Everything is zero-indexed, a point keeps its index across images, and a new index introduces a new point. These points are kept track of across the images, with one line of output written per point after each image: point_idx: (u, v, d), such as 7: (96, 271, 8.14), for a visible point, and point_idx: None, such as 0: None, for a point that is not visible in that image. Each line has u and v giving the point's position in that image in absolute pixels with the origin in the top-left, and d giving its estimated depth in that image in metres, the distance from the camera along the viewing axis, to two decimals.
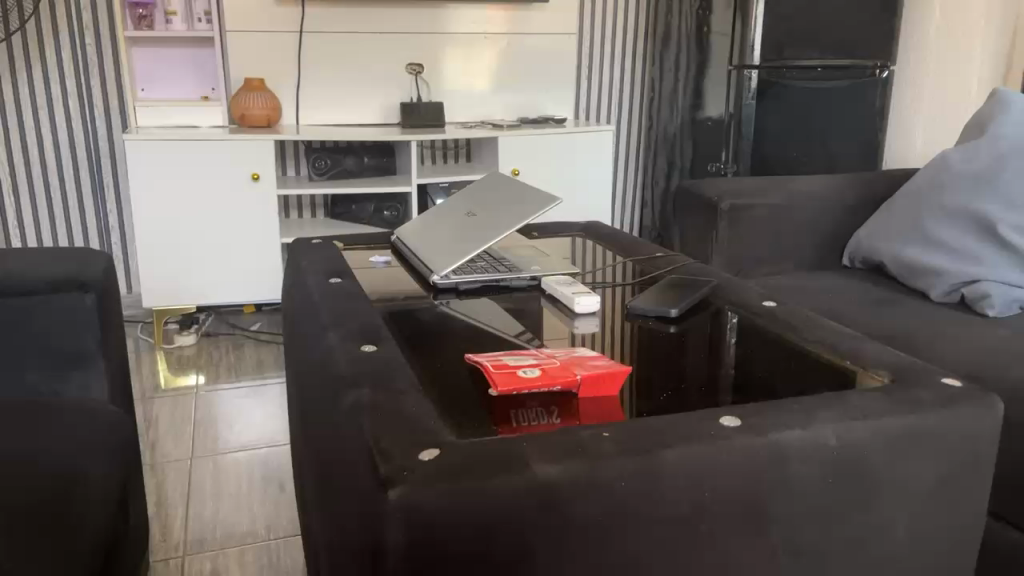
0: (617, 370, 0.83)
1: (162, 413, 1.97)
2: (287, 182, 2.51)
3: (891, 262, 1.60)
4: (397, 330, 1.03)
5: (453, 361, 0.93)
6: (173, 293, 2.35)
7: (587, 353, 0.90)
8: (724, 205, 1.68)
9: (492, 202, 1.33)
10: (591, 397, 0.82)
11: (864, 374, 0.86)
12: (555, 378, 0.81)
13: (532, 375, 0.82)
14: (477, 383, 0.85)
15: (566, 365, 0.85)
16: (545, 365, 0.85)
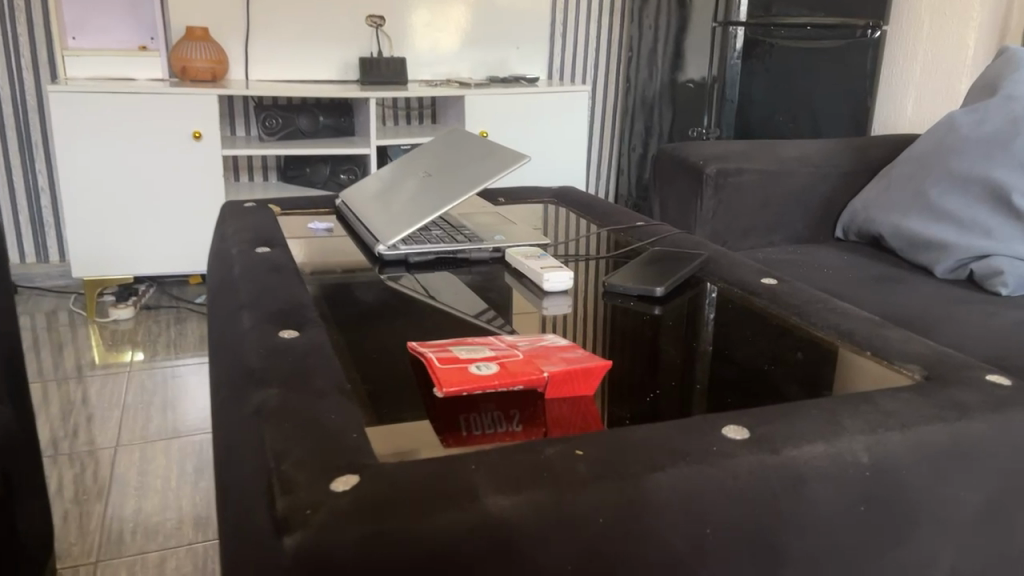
0: (593, 366, 0.67)
1: (89, 393, 1.78)
2: (235, 142, 2.31)
3: (890, 234, 1.45)
4: (330, 311, 0.87)
5: (394, 351, 0.77)
6: (108, 262, 2.16)
7: (557, 342, 0.74)
8: (710, 170, 1.52)
9: (452, 162, 1.16)
10: (560, 399, 0.66)
11: (888, 370, 0.71)
12: (516, 376, 0.65)
13: (487, 371, 0.66)
14: (419, 380, 0.69)
15: (530, 358, 0.68)
16: (504, 358, 0.69)
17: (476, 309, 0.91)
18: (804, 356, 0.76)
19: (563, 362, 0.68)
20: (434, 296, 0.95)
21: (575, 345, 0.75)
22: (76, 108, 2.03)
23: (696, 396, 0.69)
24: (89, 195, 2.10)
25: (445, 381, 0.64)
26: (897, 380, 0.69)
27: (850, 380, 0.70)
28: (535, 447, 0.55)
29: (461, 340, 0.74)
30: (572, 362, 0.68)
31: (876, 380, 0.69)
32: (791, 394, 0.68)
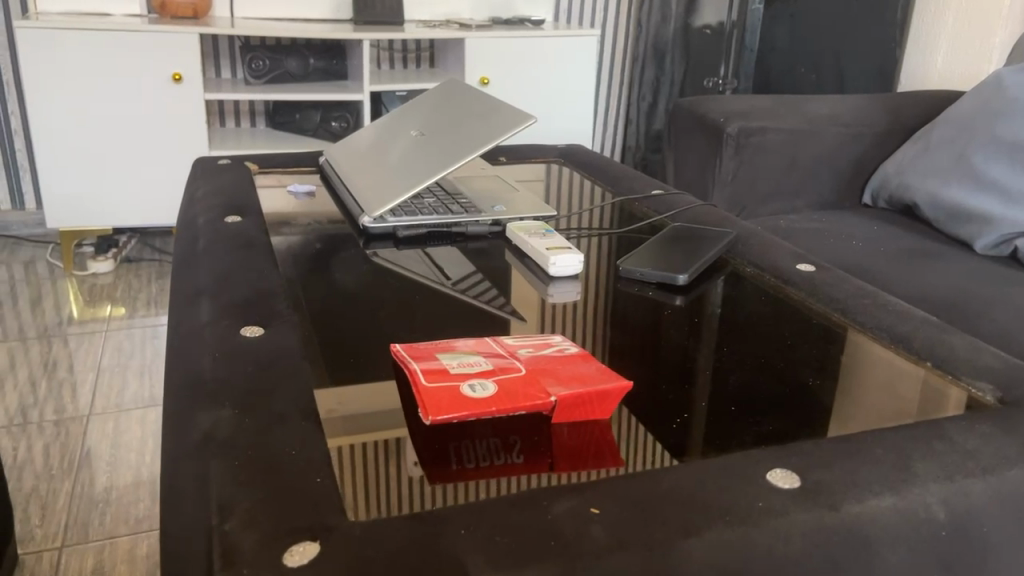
0: (611, 388, 0.57)
1: (63, 354, 1.68)
2: (220, 84, 2.16)
3: (926, 203, 1.34)
4: (306, 298, 0.76)
5: (375, 353, 0.66)
6: (84, 211, 2.05)
7: (564, 349, 0.63)
8: (731, 128, 1.40)
9: (449, 119, 1.03)
10: (568, 425, 0.56)
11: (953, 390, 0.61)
12: (518, 401, 0.54)
13: (483, 393, 0.55)
14: (400, 399, 0.58)
15: (534, 375, 0.58)
16: (502, 373, 0.58)
17: (471, 294, 0.80)
18: (853, 370, 0.65)
19: (574, 382, 0.57)
20: (424, 276, 0.84)
21: (585, 350, 0.64)
22: (46, 45, 1.89)
23: (729, 422, 0.58)
24: (63, 140, 1.97)
25: (431, 407, 0.53)
26: (966, 404, 0.59)
27: (910, 407, 0.59)
28: (541, 498, 0.45)
29: (450, 344, 0.63)
30: (585, 382, 0.57)
31: (941, 407, 0.59)
32: (843, 419, 0.58)
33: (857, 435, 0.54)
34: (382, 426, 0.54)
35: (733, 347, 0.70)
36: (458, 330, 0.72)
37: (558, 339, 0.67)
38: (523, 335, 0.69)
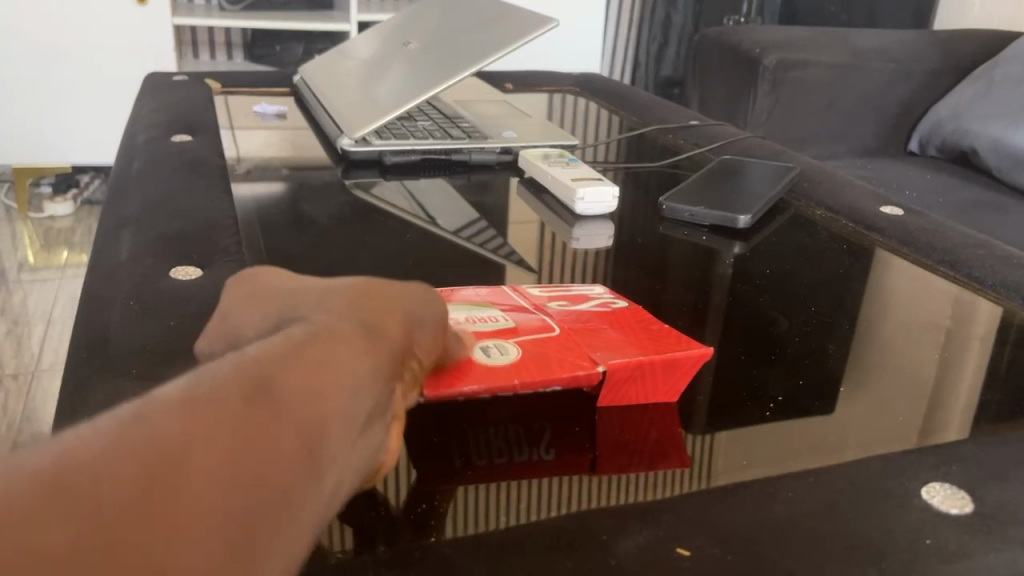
0: (687, 357, 0.40)
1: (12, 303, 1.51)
2: (192, 10, 1.96)
3: (987, 149, 1.18)
4: (264, 237, 0.60)
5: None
6: (40, 145, 1.87)
7: (607, 307, 0.47)
8: (769, 60, 1.23)
9: (450, 28, 0.86)
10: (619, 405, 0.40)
11: (988, 306, 0.53)
12: (551, 370, 0.38)
13: (501, 358, 0.39)
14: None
15: (572, 337, 0.41)
16: (525, 332, 0.41)
17: (476, 234, 0.64)
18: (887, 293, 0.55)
19: (632, 347, 0.40)
20: (416, 212, 0.67)
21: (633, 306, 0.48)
22: None
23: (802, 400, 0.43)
24: (15, 63, 1.79)
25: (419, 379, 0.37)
26: (1006, 325, 0.51)
27: (943, 334, 0.50)
28: (599, 529, 0.30)
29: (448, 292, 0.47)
30: (648, 348, 0.40)
31: (979, 332, 0.50)
32: (937, 410, 0.42)
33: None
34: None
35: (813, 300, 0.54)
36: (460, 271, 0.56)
37: (598, 292, 0.50)
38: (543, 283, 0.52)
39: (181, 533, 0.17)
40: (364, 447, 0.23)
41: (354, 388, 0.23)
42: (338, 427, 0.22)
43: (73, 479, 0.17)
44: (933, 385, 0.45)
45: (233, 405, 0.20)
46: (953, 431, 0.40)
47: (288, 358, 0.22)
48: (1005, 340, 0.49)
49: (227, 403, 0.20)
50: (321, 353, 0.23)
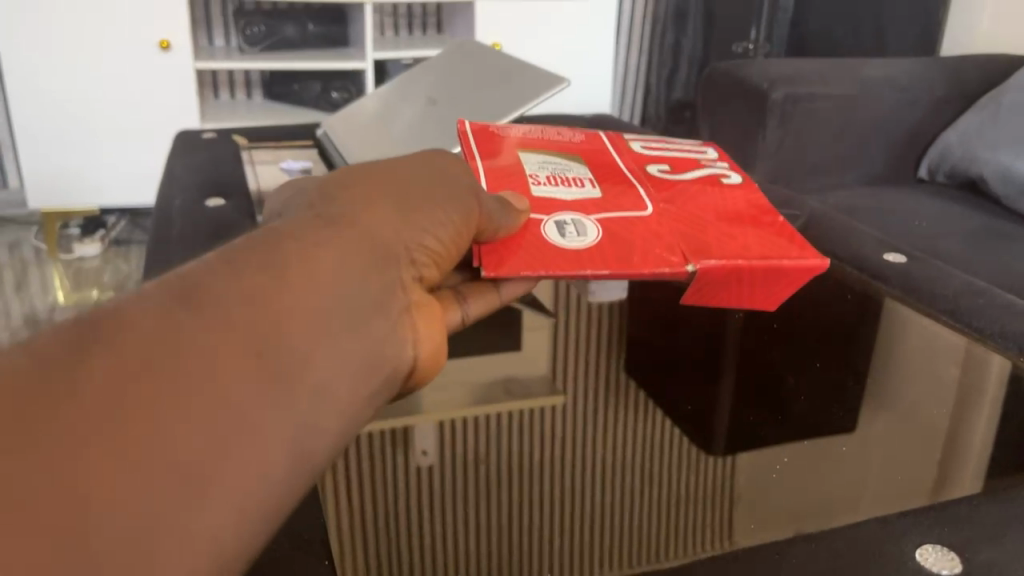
0: (802, 266, 0.54)
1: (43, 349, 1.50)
2: (212, 53, 2.02)
3: (994, 177, 1.19)
4: None
5: (468, 136, 0.67)
6: (67, 189, 1.93)
7: (739, 204, 0.60)
8: (777, 94, 1.25)
9: (465, 82, 0.89)
10: (695, 292, 0.55)
11: (999, 360, 0.60)
12: (642, 263, 0.51)
13: (582, 239, 0.53)
14: (473, 171, 0.60)
15: (664, 230, 0.55)
16: (631, 226, 0.55)
17: None
18: (901, 354, 0.62)
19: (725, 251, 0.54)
20: None
21: (759, 203, 0.61)
22: (19, 10, 1.76)
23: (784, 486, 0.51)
24: (42, 110, 1.85)
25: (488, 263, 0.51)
26: (1014, 380, 0.57)
27: (957, 395, 0.57)
28: None
29: (574, 169, 0.63)
30: (762, 255, 0.54)
31: (989, 388, 0.57)
32: (954, 476, 0.49)
33: (1016, 496, 0.41)
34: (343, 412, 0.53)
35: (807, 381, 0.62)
36: (579, 138, 0.70)
37: (731, 184, 0.63)
38: (667, 169, 0.65)
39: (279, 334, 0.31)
40: (369, 328, 0.35)
41: (355, 285, 0.35)
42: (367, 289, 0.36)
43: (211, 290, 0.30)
44: (945, 453, 0.52)
45: (273, 290, 0.31)
46: (967, 483, 0.47)
47: (308, 256, 0.34)
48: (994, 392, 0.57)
49: (263, 286, 0.31)
50: (332, 259, 0.35)
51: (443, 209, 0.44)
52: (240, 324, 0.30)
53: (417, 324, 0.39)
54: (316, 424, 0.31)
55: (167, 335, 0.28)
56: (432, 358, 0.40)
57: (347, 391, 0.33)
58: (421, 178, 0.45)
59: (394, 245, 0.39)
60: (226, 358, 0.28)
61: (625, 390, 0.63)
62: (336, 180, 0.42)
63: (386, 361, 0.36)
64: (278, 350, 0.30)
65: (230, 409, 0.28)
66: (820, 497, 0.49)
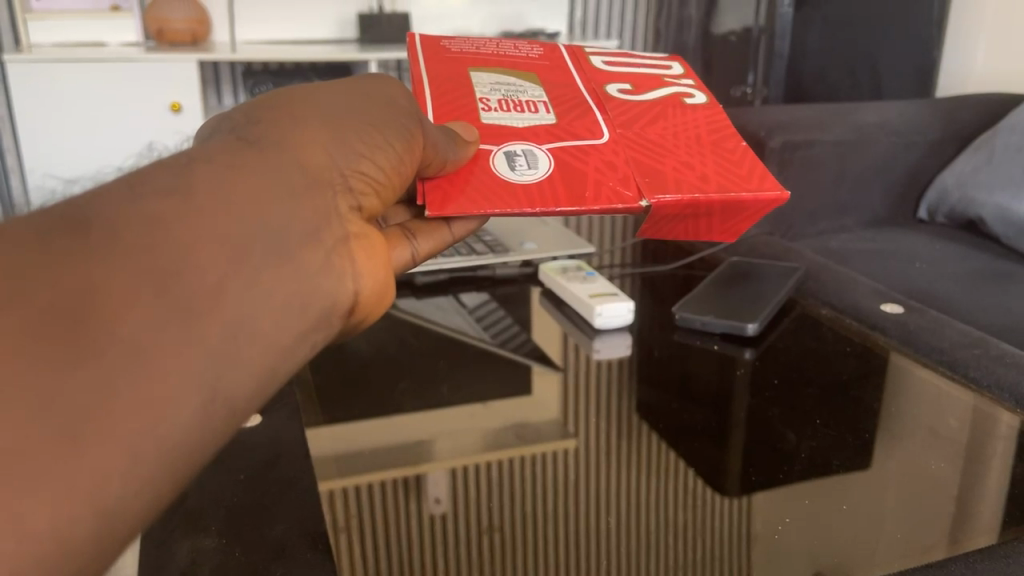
0: (761, 198, 0.58)
1: None
2: (222, 112, 2.08)
3: (993, 217, 1.21)
4: (338, 377, 0.74)
5: (416, 48, 0.66)
6: None
7: (699, 125, 0.63)
8: (775, 142, 1.28)
9: None
10: (657, 221, 0.59)
11: (1000, 412, 0.62)
12: (596, 201, 0.55)
13: (533, 175, 0.56)
14: (419, 98, 0.62)
15: (623, 164, 0.58)
16: (587, 163, 0.58)
17: (508, 339, 0.81)
18: (908, 407, 0.64)
19: (686, 184, 0.57)
20: (460, 328, 0.83)
21: (726, 121, 0.64)
22: (35, 80, 1.82)
23: (805, 523, 0.52)
24: (57, 174, 1.90)
25: (433, 201, 0.55)
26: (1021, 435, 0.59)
27: (966, 447, 0.59)
28: None
29: (528, 90, 0.64)
30: (723, 188, 0.58)
31: (998, 444, 0.58)
32: (972, 519, 0.51)
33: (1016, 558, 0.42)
34: (365, 466, 0.61)
35: (809, 435, 0.62)
36: (537, 52, 0.70)
37: (695, 104, 0.65)
38: (628, 88, 0.66)
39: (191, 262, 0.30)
40: (296, 259, 0.36)
41: (278, 215, 0.35)
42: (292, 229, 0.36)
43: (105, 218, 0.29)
44: (963, 495, 0.53)
45: (190, 209, 0.32)
46: (986, 530, 0.49)
47: (224, 178, 0.34)
48: (990, 441, 0.59)
49: (179, 203, 0.31)
50: (249, 181, 0.35)
51: (371, 141, 0.45)
52: (150, 239, 0.29)
53: (350, 254, 0.40)
54: (239, 349, 0.32)
55: (83, 252, 0.27)
56: (374, 294, 0.42)
57: (269, 318, 0.34)
58: (348, 112, 0.46)
59: (320, 175, 0.40)
60: (146, 278, 0.28)
61: (637, 430, 0.65)
62: (256, 102, 0.42)
63: (315, 292, 0.37)
64: (195, 269, 0.30)
65: (144, 336, 0.28)
66: (839, 542, 0.50)
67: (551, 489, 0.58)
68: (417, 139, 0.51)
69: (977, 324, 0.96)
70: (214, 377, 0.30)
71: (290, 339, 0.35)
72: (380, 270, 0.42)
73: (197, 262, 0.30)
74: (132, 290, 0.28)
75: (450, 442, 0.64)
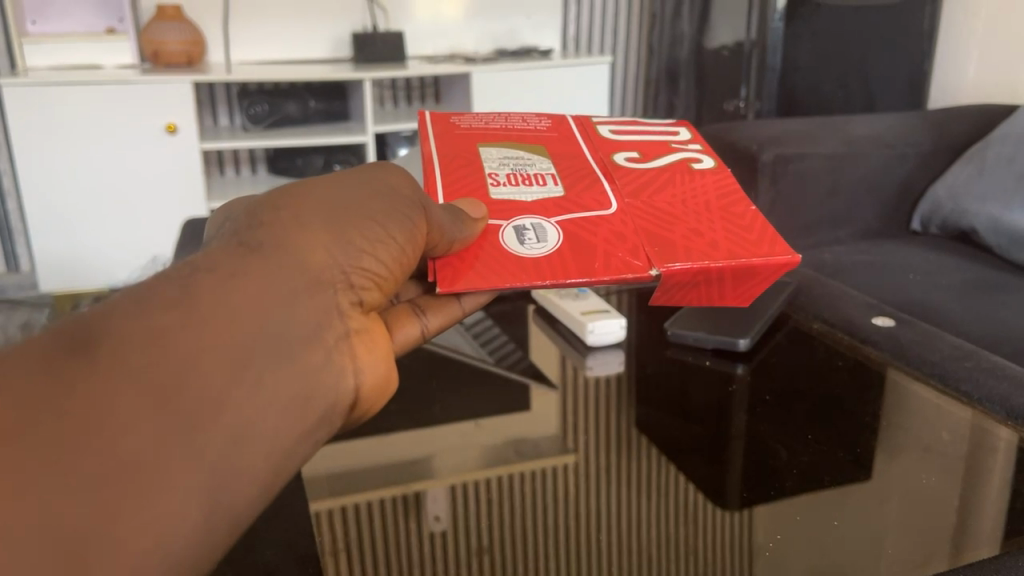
0: (770, 263, 0.58)
1: None
2: (218, 133, 2.09)
3: (986, 228, 1.21)
4: None
5: (427, 129, 0.68)
6: (77, 271, 1.97)
7: (708, 193, 0.63)
8: (767, 155, 1.29)
9: None
10: (667, 288, 0.59)
11: (1001, 428, 0.62)
12: (607, 271, 0.56)
13: (542, 248, 0.57)
14: (428, 178, 0.63)
15: (633, 232, 0.59)
16: (596, 234, 0.58)
17: (506, 358, 0.80)
18: (906, 423, 0.64)
19: (698, 254, 0.58)
20: (455, 346, 0.83)
21: (732, 187, 0.64)
22: (30, 102, 1.83)
23: (805, 535, 0.53)
24: (52, 195, 1.90)
25: (444, 278, 0.55)
26: (1020, 450, 0.59)
27: (965, 464, 0.59)
28: None
29: (537, 164, 0.65)
30: (733, 255, 0.58)
31: (997, 460, 0.58)
32: (974, 533, 0.51)
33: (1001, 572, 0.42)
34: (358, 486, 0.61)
35: (801, 450, 0.63)
36: (545, 124, 0.72)
37: (702, 169, 0.66)
38: (635, 157, 0.67)
39: (187, 384, 0.33)
40: (297, 361, 0.38)
41: (279, 320, 0.38)
42: (293, 334, 0.38)
43: (111, 340, 0.32)
44: (962, 510, 0.54)
45: (192, 327, 0.34)
46: (987, 543, 0.49)
47: (227, 289, 0.37)
48: (985, 454, 0.59)
49: (183, 319, 0.34)
50: (252, 289, 0.38)
51: (379, 230, 0.46)
52: (149, 362, 0.32)
53: (353, 350, 0.42)
54: (238, 459, 0.34)
55: (82, 377, 0.31)
56: (377, 388, 0.44)
57: (269, 424, 0.36)
58: (357, 197, 0.47)
59: (323, 273, 0.42)
60: (145, 396, 0.31)
61: (638, 445, 0.65)
62: (267, 197, 0.44)
63: (319, 391, 0.39)
64: (196, 388, 0.33)
65: (141, 459, 0.31)
66: (837, 556, 0.51)
67: (550, 504, 0.59)
68: (423, 227, 0.51)
69: (972, 334, 0.96)
70: (214, 487, 0.33)
71: (290, 439, 0.37)
72: (381, 363, 0.44)
73: (199, 380, 0.33)
74: (131, 412, 0.31)
75: (450, 459, 0.65)
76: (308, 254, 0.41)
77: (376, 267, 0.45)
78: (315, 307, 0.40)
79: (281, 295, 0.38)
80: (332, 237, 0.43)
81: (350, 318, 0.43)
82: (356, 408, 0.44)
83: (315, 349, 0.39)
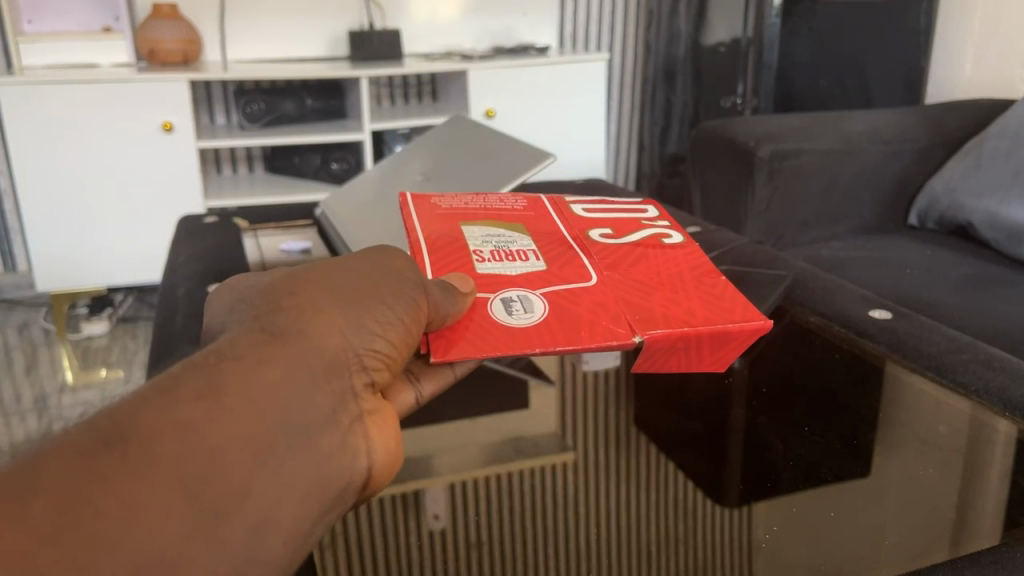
0: (744, 328, 0.57)
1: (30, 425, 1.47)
2: (215, 132, 2.08)
3: (984, 223, 1.21)
4: None
5: (409, 210, 0.70)
6: (75, 271, 1.97)
7: (679, 265, 0.64)
8: (764, 152, 1.29)
9: (454, 160, 0.99)
10: (647, 354, 0.58)
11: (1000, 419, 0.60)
12: (591, 337, 0.54)
13: (528, 317, 0.56)
14: (416, 255, 0.63)
15: (613, 301, 0.58)
16: (579, 306, 0.57)
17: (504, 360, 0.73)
18: (902, 414, 0.64)
19: (677, 320, 0.57)
20: None
21: (701, 259, 0.66)
22: (27, 102, 1.83)
23: (802, 535, 0.57)
24: (47, 194, 1.90)
25: (437, 348, 0.53)
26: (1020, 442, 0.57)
27: (964, 460, 0.58)
28: None
29: (518, 240, 0.66)
30: (708, 320, 0.57)
31: (996, 447, 0.58)
32: (974, 525, 0.50)
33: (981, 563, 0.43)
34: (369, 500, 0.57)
35: (796, 443, 0.65)
36: (521, 204, 0.74)
37: (672, 244, 0.68)
38: (609, 233, 0.69)
39: (210, 477, 0.32)
40: (316, 448, 0.37)
41: (300, 406, 0.37)
42: (313, 419, 0.37)
43: (137, 435, 0.31)
44: (963, 507, 0.53)
45: (213, 419, 0.33)
46: (989, 534, 0.48)
47: (249, 377, 0.36)
48: (982, 443, 0.59)
49: (209, 412, 0.33)
50: (276, 376, 0.37)
51: (392, 313, 0.45)
52: (177, 456, 0.31)
53: (365, 431, 0.40)
54: (257, 552, 0.34)
55: (114, 472, 0.30)
56: (388, 465, 0.42)
57: (288, 512, 0.35)
58: (371, 277, 0.46)
59: (340, 356, 0.40)
60: (172, 492, 0.31)
61: (635, 441, 0.69)
62: (282, 281, 0.43)
63: (336, 477, 0.38)
64: (219, 480, 0.32)
65: (166, 555, 0.30)
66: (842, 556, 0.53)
67: (561, 501, 0.64)
68: (425, 302, 0.49)
69: (972, 330, 0.96)
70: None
71: (306, 527, 0.36)
72: (395, 443, 0.42)
73: (220, 472, 0.33)
74: (160, 509, 0.30)
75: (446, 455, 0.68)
76: (327, 338, 0.40)
77: (391, 348, 0.44)
78: (335, 391, 0.39)
79: (302, 382, 0.37)
80: (349, 318, 0.42)
81: (367, 399, 0.41)
82: (367, 489, 0.41)
83: (334, 435, 0.38)
